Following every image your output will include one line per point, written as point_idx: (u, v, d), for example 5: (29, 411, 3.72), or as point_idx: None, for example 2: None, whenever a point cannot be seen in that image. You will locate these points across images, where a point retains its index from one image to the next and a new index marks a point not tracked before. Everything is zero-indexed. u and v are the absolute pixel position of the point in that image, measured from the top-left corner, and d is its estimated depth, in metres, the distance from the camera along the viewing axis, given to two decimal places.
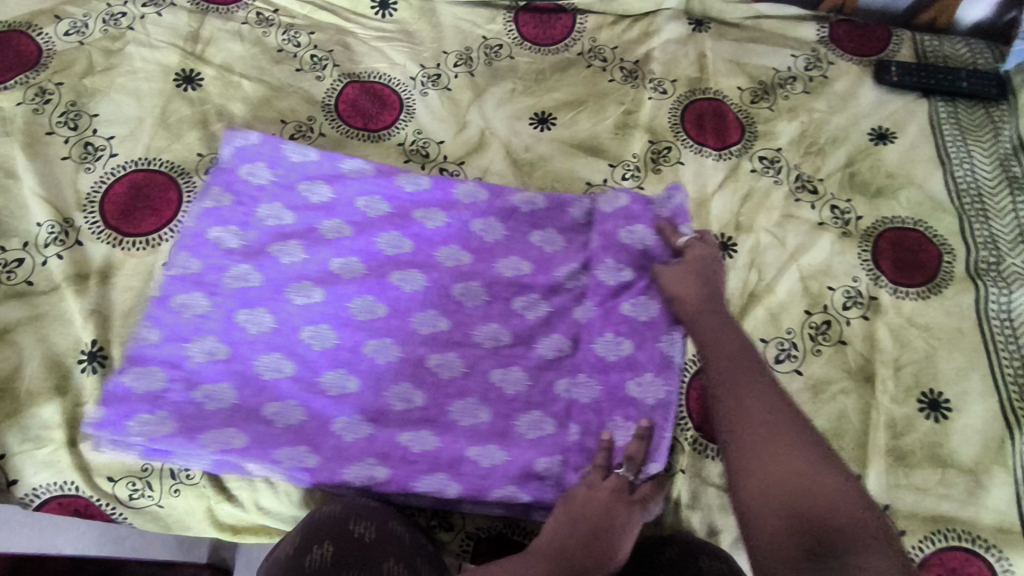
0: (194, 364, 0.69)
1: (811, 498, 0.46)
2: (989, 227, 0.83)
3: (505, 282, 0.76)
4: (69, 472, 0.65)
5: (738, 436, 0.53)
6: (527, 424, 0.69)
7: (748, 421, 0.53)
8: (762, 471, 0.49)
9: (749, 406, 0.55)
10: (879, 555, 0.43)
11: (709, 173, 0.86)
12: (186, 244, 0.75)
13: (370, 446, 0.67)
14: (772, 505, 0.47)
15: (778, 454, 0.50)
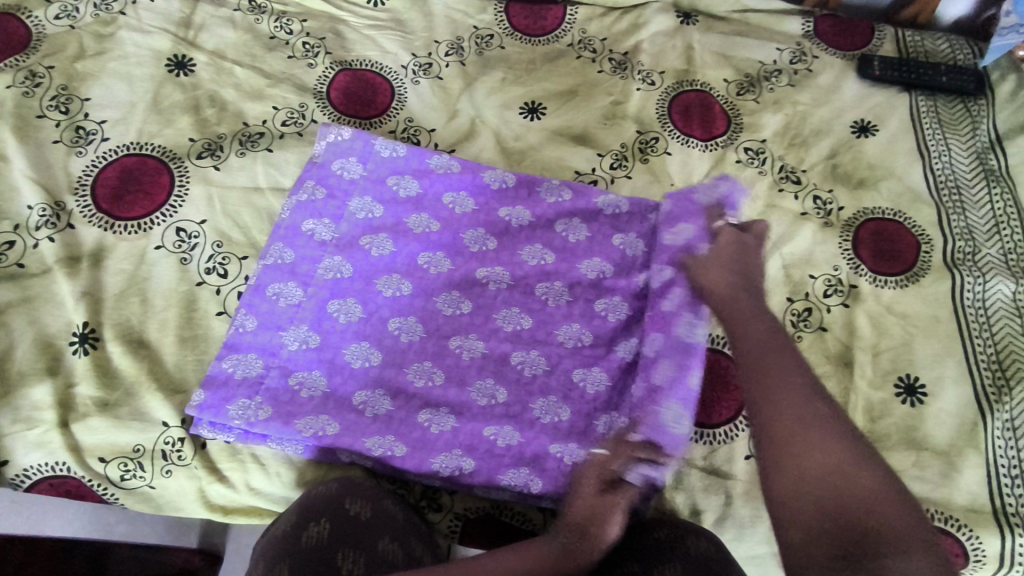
0: (288, 351, 0.70)
1: (844, 498, 0.45)
2: (966, 219, 0.86)
3: (589, 282, 0.77)
4: (60, 452, 0.65)
5: (774, 424, 0.50)
6: (595, 421, 0.69)
7: (777, 411, 0.50)
8: (797, 468, 0.47)
9: (778, 395, 0.51)
10: (919, 556, 0.41)
11: (696, 163, 0.88)
12: (283, 235, 0.76)
13: (455, 438, 0.68)
14: (804, 504, 0.46)
15: (811, 449, 0.47)
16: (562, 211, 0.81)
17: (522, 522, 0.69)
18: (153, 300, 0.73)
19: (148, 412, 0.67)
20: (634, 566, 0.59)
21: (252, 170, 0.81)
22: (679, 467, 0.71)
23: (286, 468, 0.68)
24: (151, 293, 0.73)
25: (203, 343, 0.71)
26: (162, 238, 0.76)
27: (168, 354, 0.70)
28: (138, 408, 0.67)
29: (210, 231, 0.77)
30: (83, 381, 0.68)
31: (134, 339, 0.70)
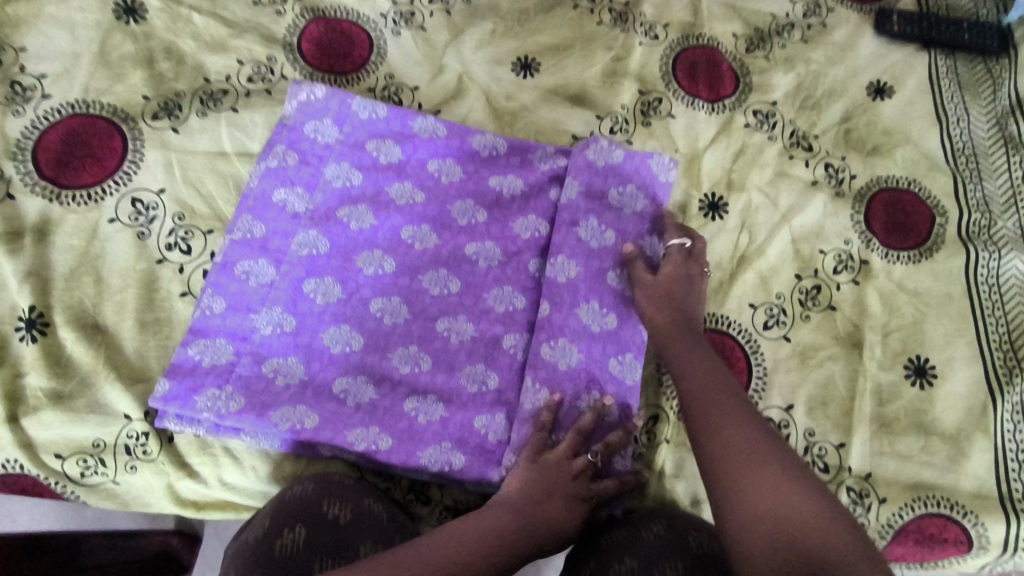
0: (260, 336, 0.65)
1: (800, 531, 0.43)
2: (982, 188, 0.81)
3: (563, 284, 0.68)
4: (11, 449, 0.59)
5: (726, 464, 0.50)
6: (578, 403, 0.64)
7: (729, 449, 0.50)
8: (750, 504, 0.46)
9: (729, 433, 0.51)
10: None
11: (701, 126, 0.81)
12: (251, 206, 0.69)
13: (445, 429, 0.63)
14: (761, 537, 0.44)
15: (764, 485, 0.47)
16: (558, 180, 0.74)
17: None
18: (108, 279, 0.66)
19: (107, 404, 0.62)
20: (633, 562, 0.56)
21: (216, 133, 0.73)
22: (681, 454, 0.68)
23: (262, 461, 0.63)
24: (106, 271, 0.66)
25: (165, 328, 0.65)
26: (116, 209, 0.68)
27: (127, 340, 0.64)
28: (96, 399, 0.61)
29: (170, 202, 0.70)
30: (33, 371, 0.61)
31: (88, 323, 0.64)
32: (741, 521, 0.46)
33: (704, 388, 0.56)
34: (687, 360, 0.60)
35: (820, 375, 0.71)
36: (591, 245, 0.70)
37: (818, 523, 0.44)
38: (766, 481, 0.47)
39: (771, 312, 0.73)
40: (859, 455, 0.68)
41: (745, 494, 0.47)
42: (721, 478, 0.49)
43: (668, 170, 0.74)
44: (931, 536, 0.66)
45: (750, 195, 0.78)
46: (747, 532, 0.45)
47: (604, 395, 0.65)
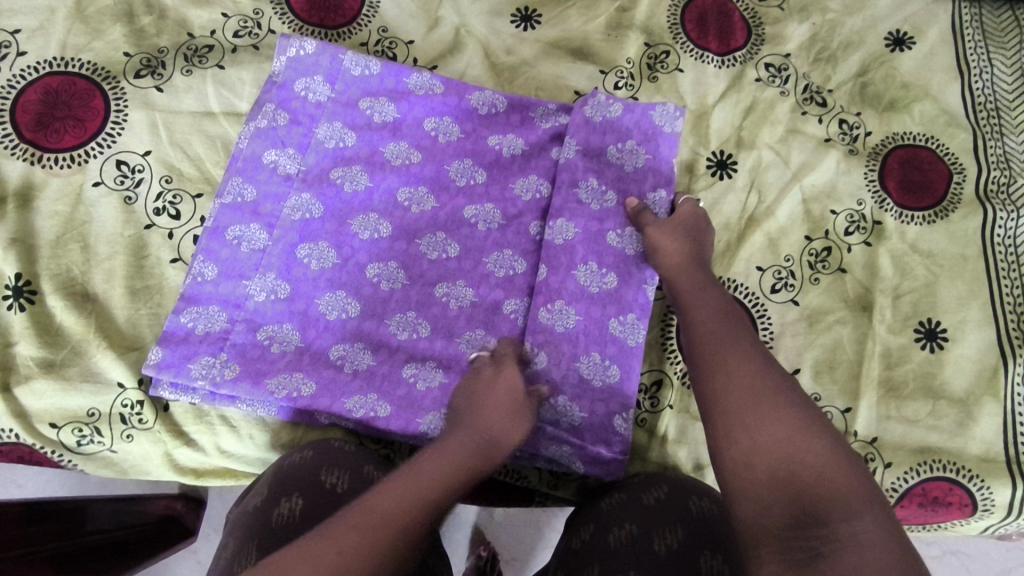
0: (254, 303, 0.63)
1: (798, 467, 0.43)
2: (1003, 144, 0.77)
3: (560, 246, 0.66)
4: (5, 419, 0.59)
5: (728, 395, 0.49)
6: (581, 365, 0.63)
7: (732, 381, 0.50)
8: (750, 436, 0.46)
9: (731, 367, 0.51)
10: (874, 524, 0.40)
11: (711, 81, 0.77)
12: (241, 168, 0.67)
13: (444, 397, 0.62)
14: (757, 469, 0.45)
15: (764, 418, 0.47)
16: (561, 139, 0.71)
17: (517, 479, 0.67)
18: (95, 246, 0.64)
19: (99, 372, 0.60)
20: (631, 529, 0.55)
21: (202, 92, 0.70)
22: (683, 419, 0.66)
23: (260, 430, 0.63)
24: (93, 238, 0.64)
25: (157, 295, 0.64)
26: (101, 172, 0.66)
27: (118, 308, 0.62)
28: (89, 368, 0.60)
29: (156, 164, 0.67)
30: (22, 340, 0.60)
31: (77, 291, 0.62)
32: (740, 454, 0.46)
33: (705, 332, 0.56)
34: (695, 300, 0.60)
35: (828, 339, 0.70)
36: (591, 207, 0.68)
37: (817, 459, 0.44)
38: (768, 414, 0.47)
39: (779, 276, 0.71)
40: (865, 419, 0.67)
41: (746, 434, 0.46)
42: (720, 418, 0.48)
43: (674, 119, 0.71)
44: (935, 500, 0.66)
45: (760, 153, 0.75)
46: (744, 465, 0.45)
47: (605, 357, 0.64)
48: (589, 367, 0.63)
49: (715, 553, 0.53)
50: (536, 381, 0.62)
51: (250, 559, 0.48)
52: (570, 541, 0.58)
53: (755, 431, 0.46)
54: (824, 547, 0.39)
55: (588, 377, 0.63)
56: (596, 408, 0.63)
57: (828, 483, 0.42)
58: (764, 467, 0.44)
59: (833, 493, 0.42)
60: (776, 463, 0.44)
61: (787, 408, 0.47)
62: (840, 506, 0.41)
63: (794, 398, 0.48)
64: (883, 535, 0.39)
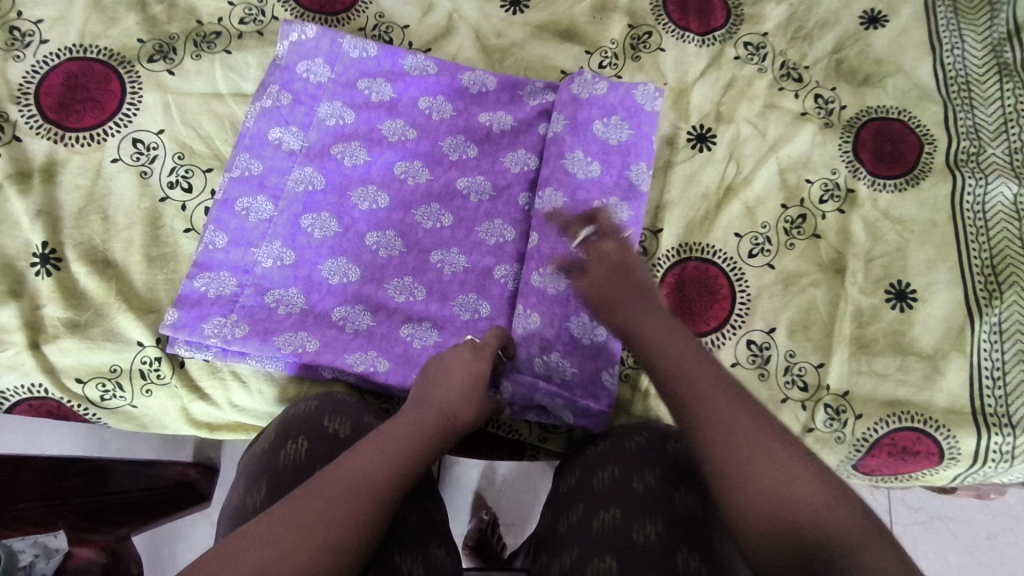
0: (261, 269, 0.68)
1: (801, 513, 0.43)
2: (973, 116, 0.80)
3: (550, 215, 0.70)
4: (35, 375, 0.64)
5: (718, 440, 0.48)
6: (569, 324, 0.67)
7: (718, 423, 0.49)
8: (749, 485, 0.45)
9: (713, 405, 0.50)
10: (879, 550, 0.40)
11: (691, 60, 0.81)
12: (248, 145, 0.71)
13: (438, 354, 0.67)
14: (764, 519, 0.44)
15: (759, 462, 0.46)
16: (548, 115, 0.75)
17: (509, 432, 0.72)
18: (114, 217, 0.69)
19: (120, 332, 0.65)
20: (613, 471, 0.60)
21: (211, 75, 0.75)
22: None
23: (269, 385, 0.67)
24: (112, 210, 0.69)
25: (171, 262, 0.69)
26: (118, 150, 0.71)
27: (136, 274, 0.67)
28: (110, 328, 0.65)
29: (169, 142, 0.72)
30: (50, 303, 0.65)
31: (98, 258, 0.67)
32: (746, 504, 0.45)
33: (669, 367, 0.55)
34: (653, 331, 0.59)
35: (803, 300, 0.74)
36: (578, 177, 0.71)
37: (812, 499, 0.44)
38: (759, 457, 0.46)
39: (755, 241, 0.75)
40: (836, 374, 0.72)
41: (746, 485, 0.45)
42: (716, 468, 0.47)
43: (653, 100, 0.74)
44: (904, 449, 0.70)
45: (738, 127, 0.79)
46: (752, 517, 0.44)
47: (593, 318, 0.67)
48: (579, 327, 0.67)
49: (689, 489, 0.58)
50: (529, 339, 0.67)
51: (261, 495, 0.53)
52: (560, 486, 0.64)
53: (747, 472, 0.46)
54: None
55: (578, 336, 0.67)
56: (585, 364, 0.66)
57: (822, 516, 0.43)
58: (761, 515, 0.44)
59: (829, 527, 0.42)
60: (771, 508, 0.44)
61: (765, 441, 0.47)
62: (841, 541, 0.41)
63: (768, 428, 0.48)
64: (890, 559, 0.40)
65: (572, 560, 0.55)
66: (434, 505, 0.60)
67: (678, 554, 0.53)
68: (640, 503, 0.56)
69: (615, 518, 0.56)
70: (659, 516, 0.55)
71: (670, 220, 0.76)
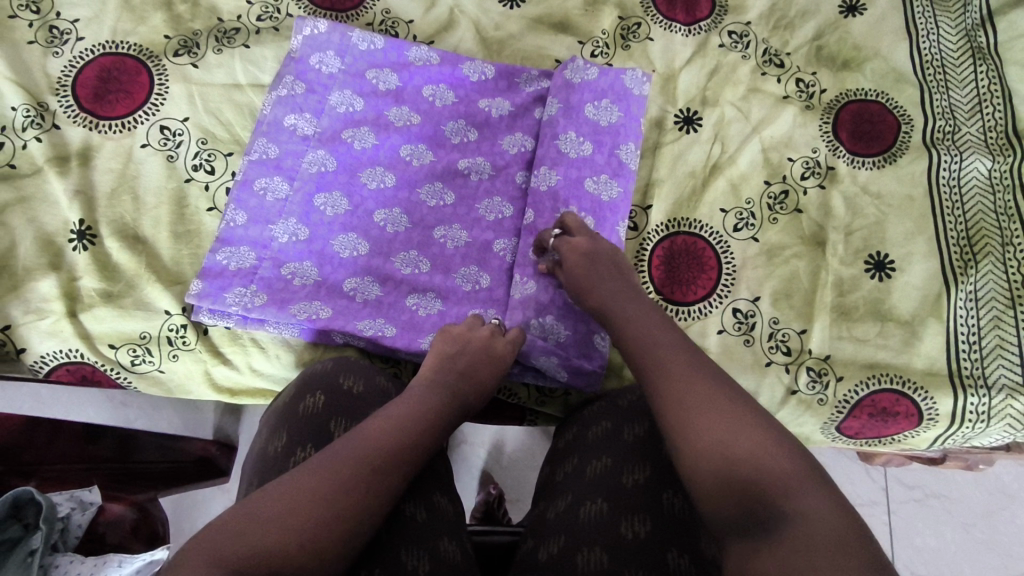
0: (278, 244, 0.73)
1: (744, 463, 0.47)
2: (948, 98, 0.84)
3: (545, 193, 0.75)
4: (72, 340, 0.69)
5: (673, 404, 0.53)
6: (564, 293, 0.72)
7: (674, 390, 0.54)
8: (699, 441, 0.49)
9: (671, 373, 0.55)
10: (816, 494, 0.44)
11: (678, 48, 0.87)
12: (266, 131, 0.77)
13: (442, 320, 0.72)
14: (709, 473, 0.48)
15: (708, 420, 0.50)
16: (543, 100, 0.81)
17: (509, 396, 0.76)
18: (144, 198, 0.75)
19: (149, 302, 0.71)
20: (606, 424, 0.64)
21: (231, 67, 0.81)
22: None
23: (285, 351, 0.73)
24: (142, 191, 0.75)
25: (196, 238, 0.74)
26: (147, 136, 0.77)
27: (164, 249, 0.73)
28: (140, 298, 0.71)
29: (193, 129, 0.78)
30: (85, 275, 0.71)
31: (130, 235, 0.73)
32: (695, 457, 0.49)
33: (640, 346, 0.60)
34: (629, 313, 0.64)
35: (786, 270, 0.78)
36: (571, 157, 0.76)
37: (758, 450, 0.47)
38: (710, 418, 0.50)
39: (740, 216, 0.80)
40: (818, 339, 0.75)
41: (695, 441, 0.50)
42: (671, 429, 0.52)
43: (641, 84, 0.79)
44: (883, 410, 0.74)
45: (723, 110, 0.84)
46: (699, 470, 0.49)
47: None
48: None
49: None
50: (526, 303, 0.72)
51: (282, 440, 0.58)
52: (557, 442, 0.68)
53: (695, 428, 0.50)
54: (776, 527, 0.43)
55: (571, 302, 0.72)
56: (579, 327, 0.72)
57: (766, 464, 0.46)
58: (709, 469, 0.48)
59: (771, 472, 0.46)
60: (717, 460, 0.48)
61: (721, 407, 0.51)
62: (781, 486, 0.45)
63: (727, 394, 0.52)
64: (825, 502, 0.43)
65: (566, 503, 0.59)
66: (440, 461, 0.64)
67: (664, 494, 0.57)
68: (630, 451, 0.61)
69: (607, 465, 0.60)
70: (644, 461, 0.60)
71: (659, 198, 0.81)
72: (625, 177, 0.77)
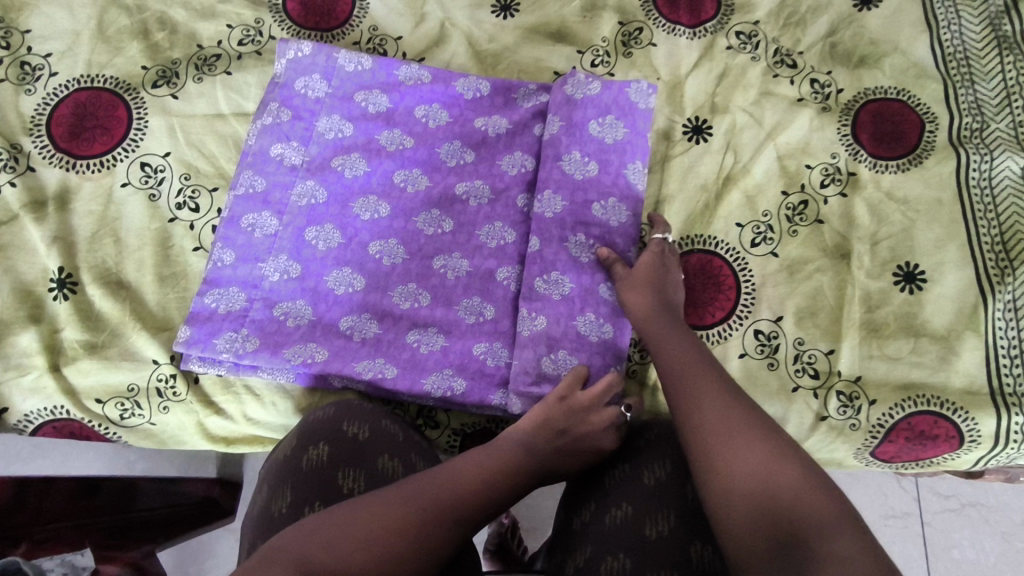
0: (269, 283, 0.69)
1: (777, 503, 0.44)
2: (974, 92, 0.79)
3: (550, 219, 0.70)
4: (56, 396, 0.66)
5: (703, 437, 0.50)
6: (576, 321, 0.67)
7: (709, 419, 0.51)
8: (729, 473, 0.47)
9: (705, 403, 0.53)
10: (849, 539, 0.40)
11: (683, 52, 0.82)
12: (251, 162, 0.73)
13: (446, 358, 0.67)
14: (739, 509, 0.45)
15: (739, 453, 0.48)
16: (543, 116, 0.76)
17: None
18: (127, 240, 0.71)
19: (136, 351, 0.67)
20: (625, 468, 0.59)
21: (213, 96, 0.77)
22: None
23: (281, 397, 0.69)
24: (124, 232, 0.71)
25: (182, 280, 0.71)
26: (127, 174, 0.73)
27: (149, 294, 0.70)
28: (126, 348, 0.67)
29: (176, 164, 0.74)
30: (67, 326, 0.68)
31: (112, 281, 0.69)
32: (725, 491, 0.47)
33: (678, 371, 0.57)
34: (669, 340, 0.62)
35: (809, 286, 0.73)
36: (575, 178, 0.71)
37: (792, 490, 0.44)
38: (745, 453, 0.47)
39: (758, 230, 0.75)
40: (848, 360, 0.71)
41: (726, 473, 0.47)
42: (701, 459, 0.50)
43: (647, 96, 0.74)
44: (921, 433, 0.69)
45: (734, 116, 0.79)
46: (728, 506, 0.46)
47: (598, 315, 0.68)
48: (586, 326, 0.67)
49: None
50: (536, 339, 0.66)
51: (285, 500, 0.54)
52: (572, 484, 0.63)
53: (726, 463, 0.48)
54: (806, 567, 0.39)
55: (584, 333, 0.67)
56: (593, 359, 0.67)
57: (801, 501, 0.43)
58: (740, 507, 0.45)
59: (801, 510, 0.43)
60: (749, 496, 0.45)
61: (757, 437, 0.48)
62: (813, 528, 0.41)
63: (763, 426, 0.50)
64: (858, 546, 0.40)
65: (586, 557, 0.54)
66: None
67: (692, 545, 0.53)
68: (652, 497, 0.55)
69: (628, 513, 0.55)
70: (671, 508, 0.55)
71: (670, 214, 0.76)
72: (634, 199, 0.72)
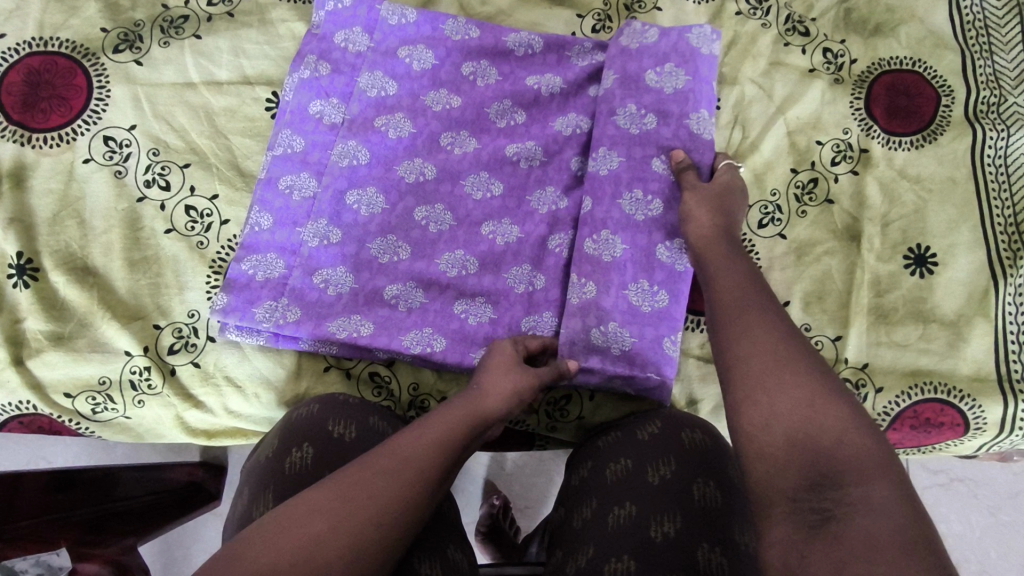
0: (309, 247, 0.65)
1: (820, 440, 0.42)
2: (992, 63, 0.75)
3: (605, 177, 0.64)
4: (21, 391, 0.63)
5: (749, 363, 0.47)
6: (627, 291, 0.62)
7: (755, 346, 0.48)
8: (771, 400, 0.45)
9: (753, 331, 0.49)
10: (885, 487, 0.39)
11: (690, 19, 0.77)
12: (290, 121, 0.68)
13: (495, 330, 0.63)
14: (774, 438, 0.43)
15: (786, 382, 0.45)
16: (598, 76, 0.70)
17: (516, 424, 0.68)
18: (91, 222, 0.66)
19: (106, 342, 0.63)
20: (625, 463, 0.57)
21: (181, 63, 0.71)
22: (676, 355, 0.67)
23: (265, 390, 0.65)
24: (88, 214, 0.66)
25: (154, 266, 0.66)
26: (90, 149, 0.67)
27: (118, 281, 0.65)
28: (96, 338, 0.63)
29: (143, 138, 0.68)
30: (30, 315, 0.63)
31: (77, 266, 0.65)
32: (764, 422, 0.44)
33: (728, 294, 0.53)
34: (718, 264, 0.57)
35: (817, 270, 0.71)
36: (631, 133, 0.66)
37: (838, 429, 0.42)
38: (790, 385, 0.45)
39: (765, 211, 0.72)
40: (855, 346, 0.68)
41: (767, 400, 0.45)
42: (742, 384, 0.47)
43: (711, 42, 0.67)
44: (927, 421, 0.67)
45: (743, 88, 0.75)
46: (764, 436, 0.44)
47: (653, 283, 0.62)
48: (637, 295, 0.62)
49: (708, 480, 0.54)
50: (585, 309, 0.61)
51: (268, 506, 0.50)
52: (571, 479, 0.60)
53: (768, 392, 0.45)
54: (837, 511, 0.39)
55: (637, 303, 0.62)
56: (646, 332, 0.62)
57: (835, 437, 0.42)
58: (776, 438, 0.43)
59: (846, 453, 0.41)
60: (792, 430, 0.43)
61: (808, 374, 0.45)
62: (853, 471, 0.40)
63: (813, 362, 0.46)
64: (893, 496, 0.39)
65: (587, 559, 0.52)
66: (457, 551, 0.54)
67: (698, 549, 0.50)
68: (658, 497, 0.53)
69: (632, 513, 0.53)
70: (676, 511, 0.52)
71: None
72: (702, 149, 0.66)
